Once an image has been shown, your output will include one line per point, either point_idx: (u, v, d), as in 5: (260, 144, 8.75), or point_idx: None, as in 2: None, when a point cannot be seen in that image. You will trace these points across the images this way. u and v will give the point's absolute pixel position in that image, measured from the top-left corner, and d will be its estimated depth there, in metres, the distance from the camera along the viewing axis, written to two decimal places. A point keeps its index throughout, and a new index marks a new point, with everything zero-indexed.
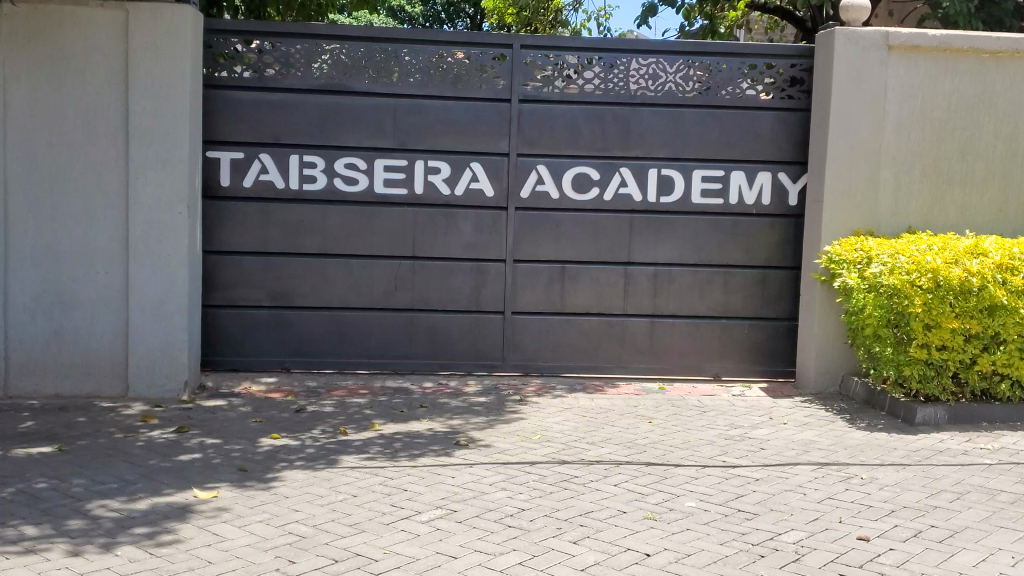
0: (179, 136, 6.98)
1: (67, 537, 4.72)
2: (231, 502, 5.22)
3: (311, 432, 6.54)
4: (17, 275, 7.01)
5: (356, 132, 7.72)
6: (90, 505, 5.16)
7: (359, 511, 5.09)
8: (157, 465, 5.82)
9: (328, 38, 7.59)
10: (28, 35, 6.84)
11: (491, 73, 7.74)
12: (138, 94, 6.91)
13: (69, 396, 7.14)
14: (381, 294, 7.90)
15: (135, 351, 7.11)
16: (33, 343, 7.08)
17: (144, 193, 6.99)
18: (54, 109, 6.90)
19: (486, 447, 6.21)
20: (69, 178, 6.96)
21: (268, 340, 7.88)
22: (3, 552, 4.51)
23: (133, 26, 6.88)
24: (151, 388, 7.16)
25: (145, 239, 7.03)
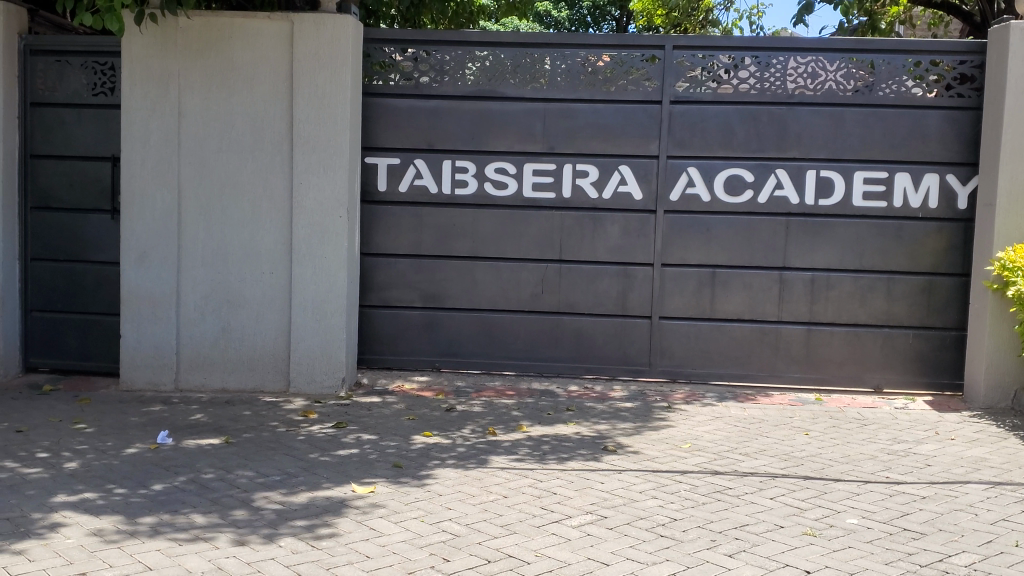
0: (341, 143, 7.20)
1: (233, 527, 4.93)
2: (387, 499, 5.34)
3: (462, 431, 6.64)
4: (189, 274, 7.39)
5: (507, 137, 7.78)
6: (254, 496, 5.38)
7: (510, 512, 5.13)
8: (316, 459, 6.02)
9: (481, 45, 7.70)
10: (201, 47, 7.20)
11: (642, 74, 7.67)
12: (302, 102, 7.17)
13: (235, 390, 7.48)
14: (528, 297, 7.93)
15: (297, 349, 7.38)
16: (202, 340, 7.45)
17: (307, 198, 7.24)
18: (225, 118, 7.25)
19: (636, 454, 6.15)
20: (238, 183, 7.30)
21: (419, 341, 8.03)
22: (175, 539, 4.76)
23: (299, 37, 7.15)
24: (312, 384, 7.41)
25: (308, 241, 7.28)
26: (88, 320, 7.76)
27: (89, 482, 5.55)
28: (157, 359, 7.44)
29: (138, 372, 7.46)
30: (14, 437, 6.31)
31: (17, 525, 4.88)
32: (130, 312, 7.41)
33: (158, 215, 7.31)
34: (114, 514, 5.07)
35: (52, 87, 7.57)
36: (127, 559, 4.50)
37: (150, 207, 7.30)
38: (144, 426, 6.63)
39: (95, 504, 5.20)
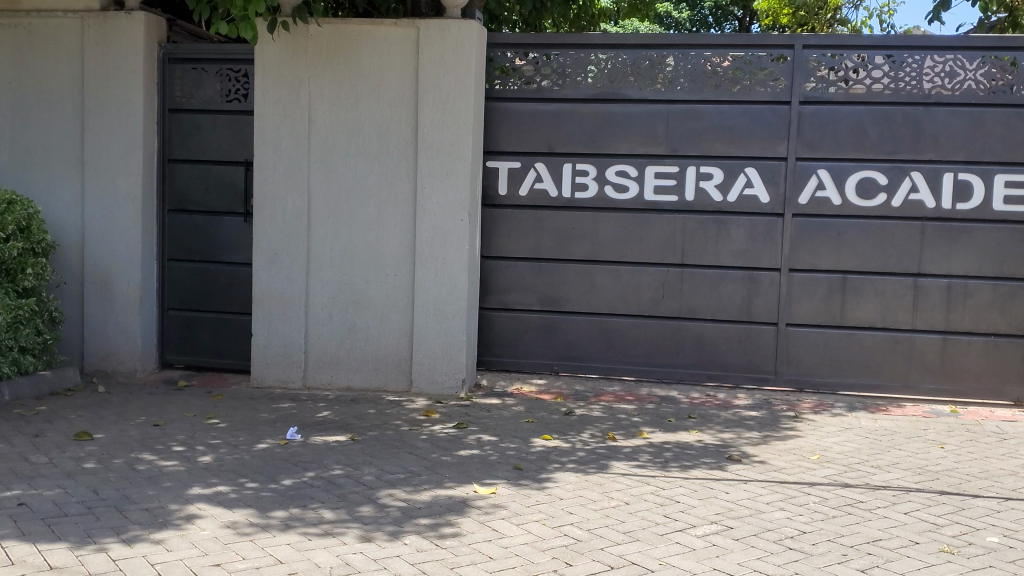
0: (463, 147, 7.27)
1: (360, 523, 5.03)
2: (508, 500, 5.36)
3: (582, 435, 6.61)
4: (317, 275, 7.59)
5: (629, 140, 7.71)
6: (380, 493, 5.48)
7: (633, 519, 5.07)
8: (438, 459, 6.09)
9: (604, 47, 7.66)
10: (331, 54, 7.39)
11: (770, 74, 7.51)
12: (427, 107, 7.27)
13: (360, 388, 7.63)
14: (649, 301, 7.82)
15: (419, 349, 7.48)
16: (330, 339, 7.63)
17: (431, 200, 7.34)
18: (353, 123, 7.41)
19: (761, 464, 6.00)
20: (365, 187, 7.45)
21: (538, 344, 7.99)
22: (306, 533, 4.89)
23: (424, 42, 7.25)
24: (433, 384, 7.50)
25: (431, 243, 7.38)
26: (220, 318, 8.04)
27: (222, 475, 5.75)
28: (286, 357, 7.66)
29: (269, 369, 7.69)
30: (153, 431, 6.59)
31: (156, 516, 5.09)
32: (261, 311, 7.65)
33: (289, 218, 7.53)
34: (246, 507, 5.24)
35: (189, 95, 7.88)
36: (259, 551, 4.64)
37: (281, 210, 7.53)
38: (273, 422, 6.83)
39: (228, 497, 5.39)
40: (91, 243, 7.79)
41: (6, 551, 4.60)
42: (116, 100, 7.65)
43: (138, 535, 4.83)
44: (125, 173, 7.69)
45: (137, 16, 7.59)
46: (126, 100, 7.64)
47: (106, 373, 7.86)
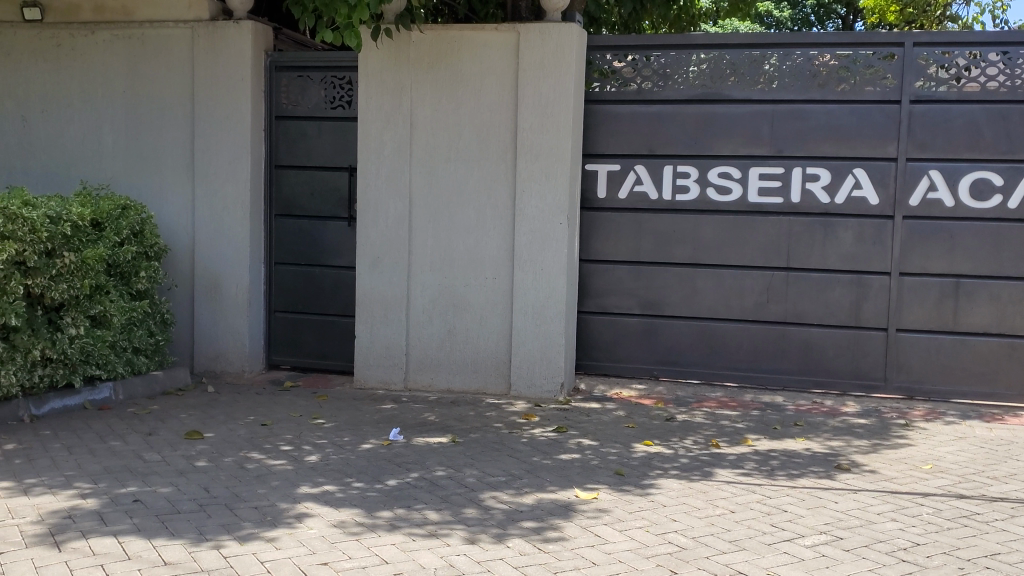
0: (562, 150, 7.25)
1: (464, 525, 5.07)
2: (611, 506, 5.33)
3: (684, 441, 6.53)
4: (418, 278, 7.67)
5: (732, 141, 7.57)
6: (483, 496, 5.51)
7: (738, 528, 4.99)
8: (540, 462, 6.09)
9: (706, 47, 7.56)
10: (432, 60, 7.47)
11: (878, 73, 7.32)
12: (526, 111, 7.28)
13: (460, 391, 7.68)
14: (753, 306, 7.68)
15: (518, 352, 7.49)
16: (430, 342, 7.70)
17: (530, 204, 7.34)
18: (453, 127, 7.47)
19: (872, 473, 5.84)
20: (465, 191, 7.51)
21: (638, 348, 7.90)
22: (411, 534, 4.95)
23: (524, 46, 7.26)
24: (532, 387, 7.49)
25: (529, 247, 7.38)
26: (325, 320, 8.19)
27: (329, 475, 5.86)
28: (388, 359, 7.77)
29: (371, 371, 7.81)
30: (261, 430, 6.75)
31: (265, 514, 5.21)
32: (364, 314, 7.79)
33: (391, 222, 7.64)
34: (352, 507, 5.32)
35: (295, 102, 8.05)
36: (365, 551, 4.72)
37: (384, 214, 7.65)
38: (377, 423, 6.93)
39: (335, 497, 5.48)
40: (201, 248, 8.03)
41: (124, 545, 4.77)
42: (224, 108, 7.86)
43: (249, 532, 4.95)
44: (234, 179, 7.91)
45: (244, 25, 7.78)
46: (234, 108, 7.85)
47: (215, 374, 8.09)
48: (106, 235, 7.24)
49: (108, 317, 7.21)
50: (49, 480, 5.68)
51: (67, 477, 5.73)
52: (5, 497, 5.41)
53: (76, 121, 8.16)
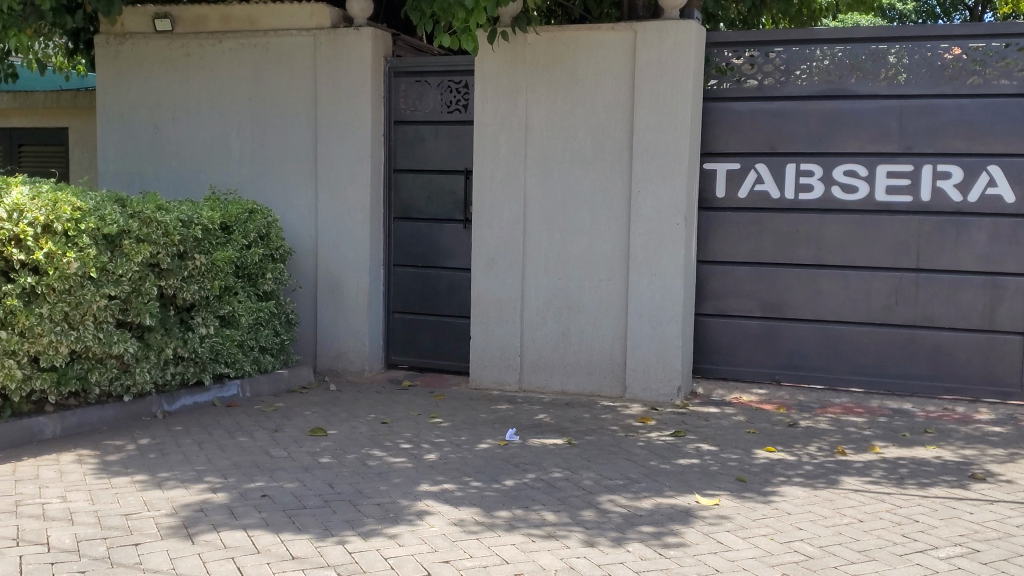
0: (680, 150, 7.15)
1: (583, 527, 5.06)
2: (733, 512, 5.23)
3: (808, 448, 6.37)
4: (532, 279, 7.68)
5: (858, 138, 7.35)
6: (601, 499, 5.48)
7: (867, 537, 4.83)
8: (658, 466, 6.03)
9: (830, 42, 7.36)
10: (549, 62, 7.47)
11: (1015, 65, 7.01)
12: (643, 110, 7.21)
13: (575, 393, 7.65)
14: (880, 309, 7.43)
15: (634, 355, 7.41)
16: (544, 343, 7.71)
17: (646, 205, 7.26)
18: (569, 128, 7.46)
19: (1009, 483, 5.58)
20: (581, 192, 7.48)
21: (759, 351, 7.74)
22: (530, 535, 4.96)
23: (642, 46, 7.20)
24: (648, 391, 7.41)
25: (646, 248, 7.29)
26: (441, 321, 8.27)
27: (448, 474, 5.92)
28: (503, 360, 7.81)
29: (487, 371, 7.87)
30: (381, 428, 6.87)
31: (387, 511, 5.30)
32: (480, 314, 7.85)
33: (505, 223, 7.68)
34: (471, 506, 5.36)
35: (413, 107, 8.17)
36: (485, 550, 4.75)
37: (498, 215, 7.69)
38: (493, 423, 6.98)
39: (454, 495, 5.53)
40: (323, 251, 8.23)
41: (253, 539, 4.92)
42: (345, 113, 8.03)
43: (371, 529, 5.04)
44: (354, 183, 8.07)
45: (365, 31, 7.93)
46: (355, 113, 8.01)
47: (336, 373, 8.28)
48: (235, 238, 7.48)
49: (236, 318, 7.48)
50: (181, 474, 5.90)
51: (198, 471, 5.95)
52: (141, 490, 5.64)
53: (205, 127, 8.46)
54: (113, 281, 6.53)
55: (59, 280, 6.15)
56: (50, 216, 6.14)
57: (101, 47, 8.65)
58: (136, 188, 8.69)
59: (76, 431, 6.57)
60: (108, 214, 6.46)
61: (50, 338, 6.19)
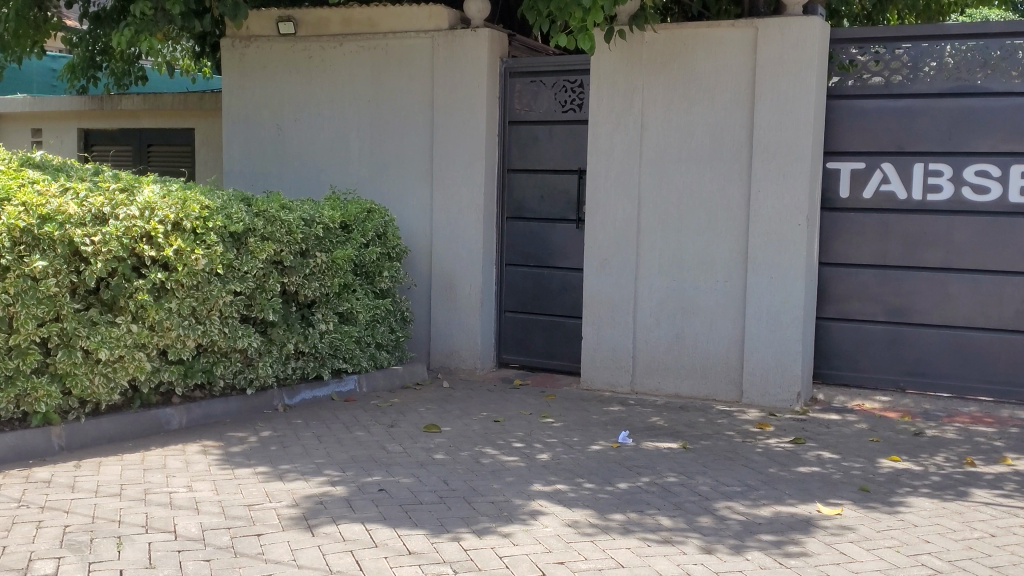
0: (802, 149, 6.96)
1: (700, 534, 4.97)
2: (857, 523, 5.06)
3: (934, 458, 6.12)
4: (646, 280, 7.60)
5: (990, 137, 7.03)
6: (718, 505, 5.38)
7: (1001, 554, 4.61)
8: (777, 473, 5.89)
9: (961, 37, 7.07)
10: (666, 60, 7.38)
11: None
12: (764, 109, 7.05)
13: (689, 396, 7.54)
14: (1012, 315, 7.10)
15: (751, 359, 7.26)
16: (658, 345, 7.61)
17: (766, 205, 7.10)
18: (686, 127, 7.35)
19: None
20: (697, 192, 7.36)
21: (882, 357, 7.48)
22: (646, 539, 4.89)
23: (763, 43, 7.04)
24: (766, 396, 7.24)
25: (765, 250, 7.13)
26: (553, 321, 8.23)
27: (561, 474, 5.89)
28: (616, 361, 7.75)
29: (598, 372, 7.82)
30: (493, 426, 6.89)
31: (501, 510, 5.31)
32: (591, 315, 7.80)
33: (620, 223, 7.61)
34: (585, 508, 5.33)
35: (528, 107, 8.17)
36: (600, 553, 4.70)
37: (613, 215, 7.63)
38: (606, 425, 6.92)
39: (567, 496, 5.50)
40: (438, 250, 8.32)
41: (371, 533, 4.99)
42: (461, 113, 8.10)
43: (486, 527, 5.05)
44: (469, 183, 8.12)
45: (481, 33, 7.99)
46: (470, 114, 8.06)
47: (449, 370, 8.36)
48: (354, 237, 7.62)
49: (354, 314, 7.64)
50: (301, 467, 6.03)
51: (317, 464, 6.07)
52: (263, 481, 5.79)
53: (325, 128, 8.65)
54: (238, 277, 6.73)
55: (187, 276, 6.37)
56: (179, 214, 6.37)
57: (227, 51, 8.93)
58: (259, 187, 8.95)
59: (202, 422, 6.80)
60: (234, 212, 6.67)
61: (179, 332, 6.41)
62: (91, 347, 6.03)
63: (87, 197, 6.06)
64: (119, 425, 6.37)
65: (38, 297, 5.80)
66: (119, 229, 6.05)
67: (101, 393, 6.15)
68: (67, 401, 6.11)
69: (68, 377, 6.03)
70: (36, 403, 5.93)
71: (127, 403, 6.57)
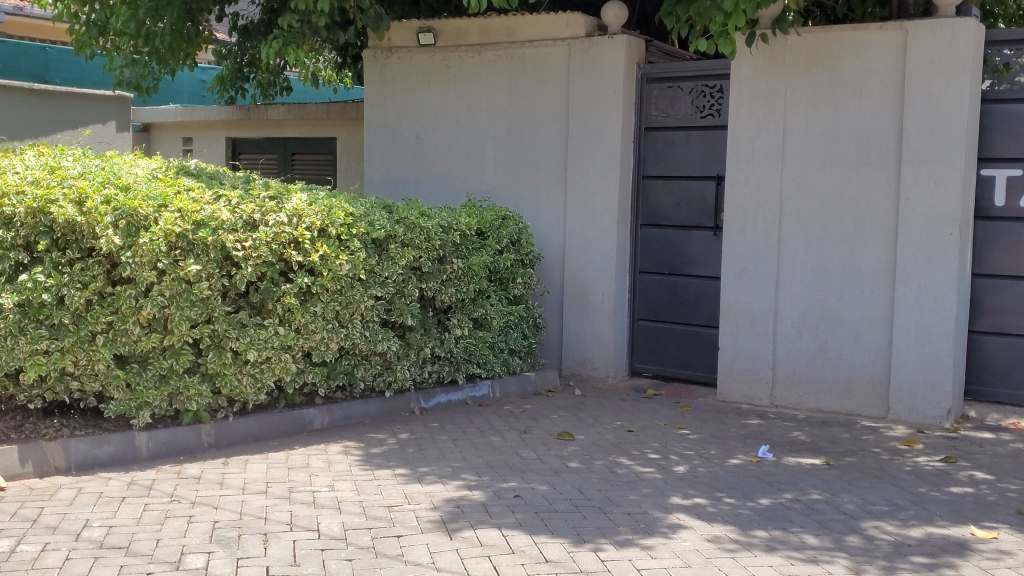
0: (955, 155, 6.67)
1: (847, 553, 4.80)
2: (1016, 548, 4.81)
3: None
4: (787, 291, 7.41)
5: None
6: (865, 524, 5.19)
7: None
8: (927, 493, 5.65)
9: None
10: (810, 64, 7.19)
11: None
12: (914, 113, 6.79)
13: (831, 411, 7.33)
14: None
15: (898, 374, 6.99)
16: (799, 357, 7.41)
17: (915, 213, 6.82)
18: (831, 133, 7.13)
19: None
20: (842, 199, 7.13)
21: None
22: (790, 557, 4.76)
23: (913, 45, 6.79)
24: (914, 412, 6.97)
25: (914, 259, 6.85)
26: (689, 331, 8.11)
27: (698, 488, 5.79)
28: (755, 373, 7.59)
29: (736, 384, 7.68)
30: (628, 436, 6.83)
31: (639, 521, 5.25)
32: (729, 325, 7.67)
33: (760, 232, 7.45)
34: (725, 523, 5.22)
35: (665, 113, 8.08)
36: (742, 570, 4.60)
37: (753, 223, 7.48)
38: (744, 438, 6.77)
39: (706, 511, 5.40)
40: (572, 257, 8.31)
41: (508, 539, 5.00)
42: (596, 119, 8.07)
43: (625, 538, 5.01)
44: (603, 190, 8.08)
45: (619, 39, 7.93)
46: (606, 120, 8.03)
47: (582, 378, 8.34)
48: (489, 244, 7.67)
49: (489, 320, 7.70)
50: (439, 470, 6.10)
51: (454, 468, 6.13)
52: (402, 483, 5.88)
53: (462, 136, 8.75)
54: (380, 282, 6.88)
55: (332, 281, 6.54)
56: (325, 221, 6.54)
57: (370, 62, 9.14)
58: (398, 195, 9.13)
59: (343, 423, 6.97)
60: (376, 219, 6.81)
61: (322, 334, 6.59)
62: (241, 348, 6.26)
63: (239, 204, 6.26)
64: (265, 424, 6.60)
65: (192, 300, 6.04)
66: (268, 234, 6.25)
67: (248, 393, 6.38)
68: (217, 400, 6.36)
69: (218, 377, 6.27)
70: (187, 401, 6.20)
71: (272, 403, 6.81)
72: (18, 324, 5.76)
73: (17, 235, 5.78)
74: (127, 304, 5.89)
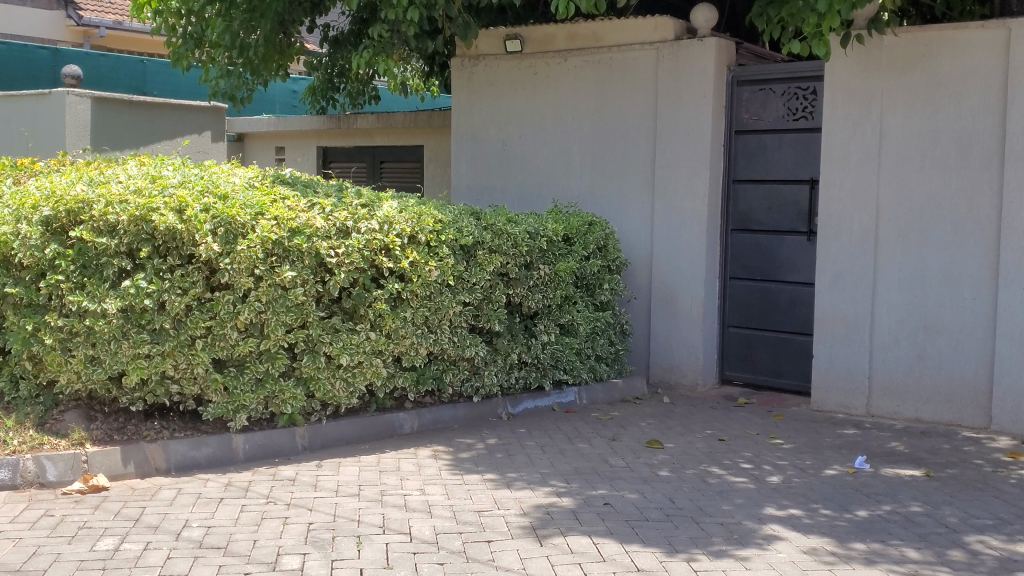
0: None
1: (951, 568, 4.66)
2: None
3: None
4: (884, 298, 7.23)
5: None
6: (969, 538, 5.03)
7: None
8: None
9: None
10: (907, 65, 7.01)
11: None
12: (1018, 114, 6.57)
13: (930, 421, 7.13)
14: None
15: (1001, 383, 6.77)
16: (896, 366, 7.22)
17: (1019, 217, 6.60)
18: (929, 135, 6.95)
19: None
20: (941, 203, 6.93)
21: None
22: (891, 571, 4.64)
23: (1016, 43, 6.58)
24: (1018, 423, 6.75)
25: (1018, 265, 6.63)
26: (780, 337, 7.98)
27: (793, 498, 5.68)
28: (850, 382, 7.44)
29: (830, 393, 7.53)
30: (719, 445, 6.75)
31: (732, 532, 5.18)
32: (823, 333, 7.53)
33: (856, 237, 7.30)
34: (822, 535, 5.11)
35: (757, 116, 7.96)
36: None
37: (847, 229, 7.33)
38: (840, 448, 6.63)
39: (802, 522, 5.30)
40: (659, 263, 8.25)
41: (599, 547, 4.98)
42: (684, 124, 8.01)
43: (719, 549, 4.94)
44: (691, 195, 8.01)
45: (708, 42, 7.86)
46: (695, 124, 7.95)
47: (670, 385, 8.27)
48: (576, 250, 7.66)
49: (576, 326, 7.69)
50: (528, 476, 6.11)
51: (544, 474, 6.14)
52: (492, 488, 5.91)
53: (548, 142, 8.77)
54: (468, 288, 6.94)
55: (421, 286, 6.62)
56: (415, 228, 6.62)
57: (457, 70, 9.23)
58: (485, 202, 9.18)
59: (432, 427, 7.04)
60: (465, 226, 6.87)
61: (413, 340, 6.68)
62: (334, 352, 6.37)
63: (333, 211, 6.37)
64: (357, 427, 6.70)
65: (287, 305, 6.16)
66: (361, 241, 6.34)
67: (341, 397, 6.49)
68: (310, 403, 6.48)
69: (312, 380, 6.39)
70: (282, 404, 6.33)
71: (364, 407, 6.91)
72: (121, 329, 5.96)
73: (120, 242, 5.98)
74: (225, 310, 6.03)
